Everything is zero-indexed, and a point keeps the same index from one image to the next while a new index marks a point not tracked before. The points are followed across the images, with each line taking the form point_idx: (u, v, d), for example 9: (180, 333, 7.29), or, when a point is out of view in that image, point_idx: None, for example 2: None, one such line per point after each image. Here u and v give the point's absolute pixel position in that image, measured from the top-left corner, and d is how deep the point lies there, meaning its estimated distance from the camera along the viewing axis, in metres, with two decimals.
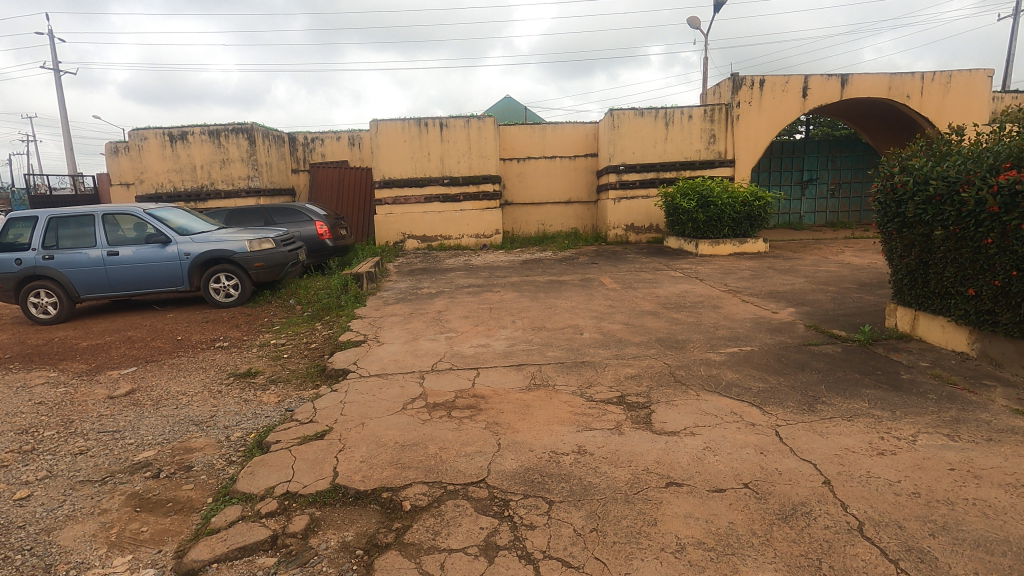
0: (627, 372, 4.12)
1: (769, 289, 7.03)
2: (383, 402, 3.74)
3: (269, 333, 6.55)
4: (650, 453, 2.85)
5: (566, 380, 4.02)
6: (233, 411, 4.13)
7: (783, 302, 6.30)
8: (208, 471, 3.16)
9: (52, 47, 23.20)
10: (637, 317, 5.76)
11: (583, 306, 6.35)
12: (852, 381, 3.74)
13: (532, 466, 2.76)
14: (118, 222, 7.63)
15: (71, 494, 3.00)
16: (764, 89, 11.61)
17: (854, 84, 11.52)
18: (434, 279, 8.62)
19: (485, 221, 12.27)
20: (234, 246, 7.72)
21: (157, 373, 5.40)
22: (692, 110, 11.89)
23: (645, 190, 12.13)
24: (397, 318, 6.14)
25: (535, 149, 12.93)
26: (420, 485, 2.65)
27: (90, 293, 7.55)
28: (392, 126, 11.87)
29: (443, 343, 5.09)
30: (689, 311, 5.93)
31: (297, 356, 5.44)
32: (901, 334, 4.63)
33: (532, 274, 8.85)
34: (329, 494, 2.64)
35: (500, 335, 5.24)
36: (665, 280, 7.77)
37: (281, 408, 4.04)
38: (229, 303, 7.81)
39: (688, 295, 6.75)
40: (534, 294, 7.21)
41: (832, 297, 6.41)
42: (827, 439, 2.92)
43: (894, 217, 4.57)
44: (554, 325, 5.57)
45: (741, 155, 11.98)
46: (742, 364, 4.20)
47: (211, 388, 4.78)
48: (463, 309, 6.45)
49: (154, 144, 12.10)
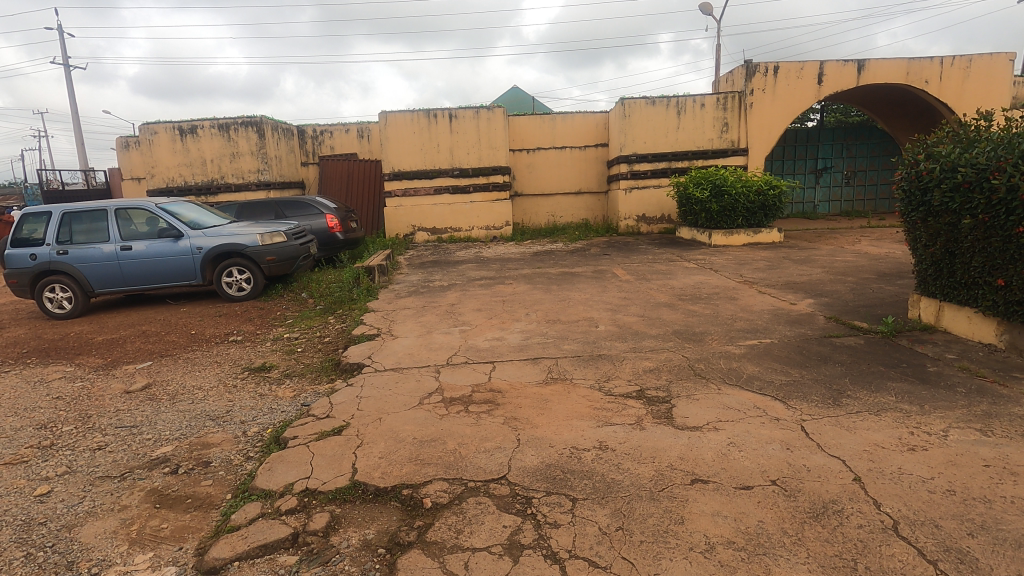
0: (645, 366, 4.06)
1: (785, 280, 6.92)
2: (399, 396, 3.71)
3: (282, 326, 6.55)
4: (673, 449, 2.80)
5: (584, 374, 3.98)
6: (248, 405, 4.13)
7: (801, 293, 6.20)
8: (227, 467, 3.15)
9: (60, 41, 23.06)
10: (653, 310, 5.69)
11: (596, 298, 6.29)
12: (877, 374, 3.66)
13: (554, 463, 2.72)
14: (130, 217, 7.64)
15: (91, 490, 3.00)
16: (778, 77, 11.43)
17: (871, 70, 11.30)
18: (446, 271, 8.58)
19: (495, 212, 12.19)
20: (246, 239, 7.71)
21: (172, 368, 5.41)
22: (704, 98, 11.72)
23: (657, 180, 11.99)
24: (410, 312, 6.10)
25: (545, 140, 12.82)
26: (440, 482, 2.61)
27: (105, 288, 7.59)
28: (401, 118, 11.80)
29: (457, 336, 5.05)
30: (706, 303, 5.84)
31: (311, 350, 5.42)
32: (925, 326, 4.53)
33: (545, 266, 8.79)
34: (348, 491, 2.61)
35: (515, 328, 5.20)
36: (679, 272, 7.67)
37: (297, 403, 4.03)
38: (241, 297, 7.81)
39: (703, 286, 6.67)
40: (546, 286, 7.15)
41: (851, 288, 6.30)
42: (855, 434, 2.85)
43: (919, 206, 4.44)
44: (569, 318, 5.51)
45: (755, 143, 11.82)
46: (763, 357, 4.12)
47: (227, 383, 4.78)
48: (476, 302, 6.41)
49: (165, 138, 12.12)
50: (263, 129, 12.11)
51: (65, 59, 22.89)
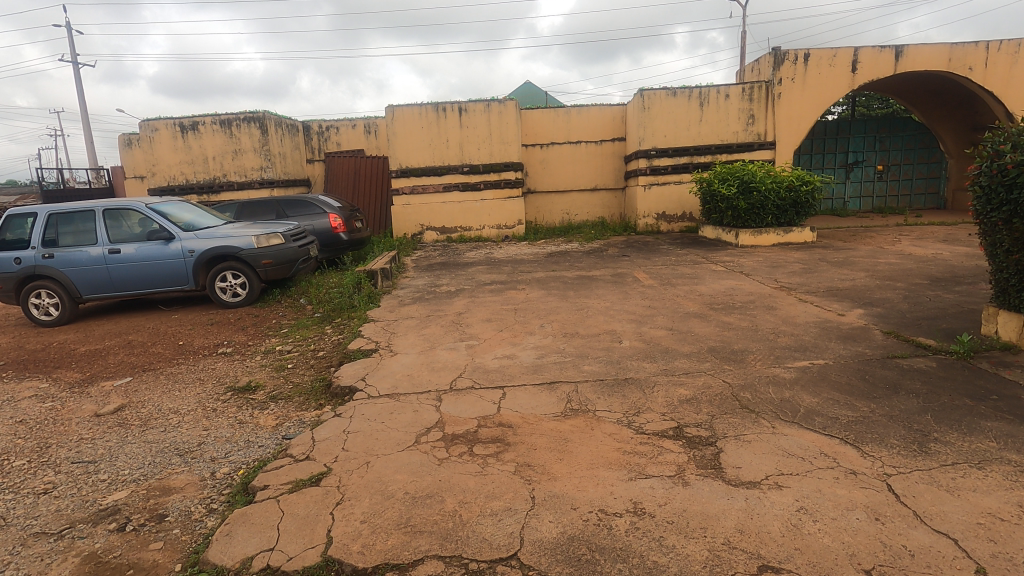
0: (681, 395, 3.46)
1: (826, 286, 6.26)
2: (392, 432, 3.16)
3: (276, 337, 6.07)
4: (727, 517, 2.23)
5: (609, 404, 3.39)
6: (224, 437, 3.62)
7: (848, 301, 5.55)
8: (183, 523, 2.64)
9: (70, 38, 22.94)
10: (682, 321, 5.09)
11: (618, 307, 5.70)
12: (965, 410, 3.04)
13: (578, 536, 2.16)
14: (120, 218, 7.20)
15: (19, 555, 2.50)
16: (809, 65, 10.73)
17: (910, 56, 10.55)
18: (454, 275, 8.03)
19: (507, 211, 11.61)
20: (241, 241, 7.21)
21: (151, 385, 4.93)
22: (729, 89, 11.04)
23: (678, 175, 11.32)
24: (413, 322, 5.55)
25: (559, 135, 12.21)
26: (434, 563, 2.07)
27: (93, 294, 7.16)
28: (409, 112, 11.28)
29: (463, 353, 4.50)
30: (742, 314, 5.22)
31: (302, 367, 4.91)
32: (1006, 345, 3.89)
33: (560, 268, 8.20)
34: (319, 572, 2.08)
35: (528, 344, 4.62)
36: (707, 276, 7.05)
37: (278, 436, 3.50)
38: (236, 303, 7.31)
39: (736, 293, 6.04)
40: (563, 292, 6.56)
41: (904, 296, 5.63)
42: (960, 499, 2.25)
43: (1002, 205, 3.79)
44: (588, 331, 4.93)
45: (783, 136, 11.14)
46: (819, 383, 3.51)
47: (206, 405, 4.28)
48: (486, 310, 5.84)
49: (166, 135, 11.72)
50: (266, 125, 11.67)
51: (74, 57, 22.81)
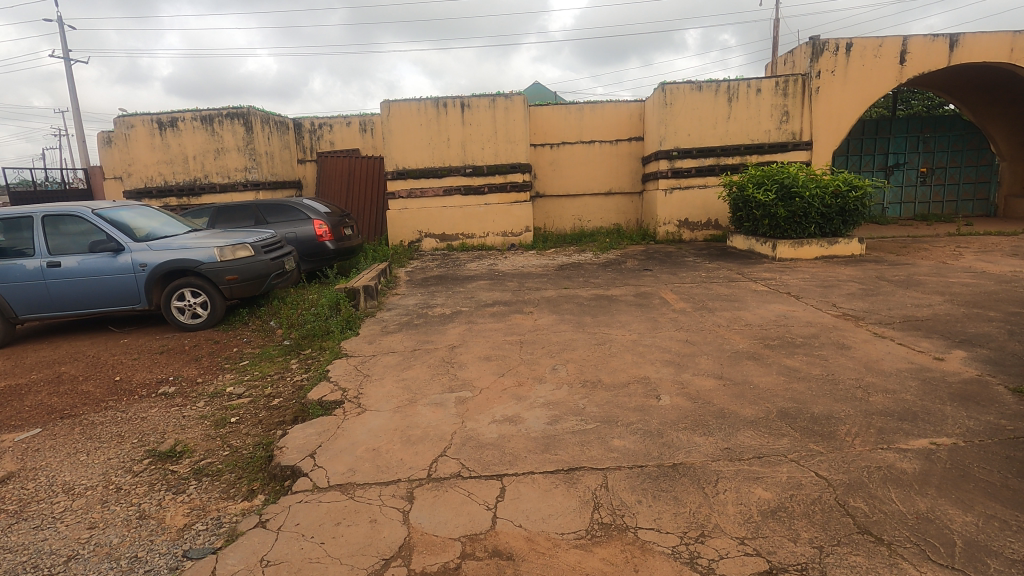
0: (762, 501, 2.37)
1: (902, 314, 5.14)
2: (332, 570, 2.09)
3: (232, 371, 5.02)
4: None
5: (656, 517, 2.30)
6: (107, 546, 2.56)
7: (940, 338, 4.41)
8: None
9: (62, 34, 22.18)
10: (733, 365, 4.00)
11: (647, 342, 4.59)
12: None
13: None
14: (63, 226, 6.21)
15: None
16: (851, 56, 9.60)
17: (965, 47, 9.40)
18: (452, 292, 6.98)
19: (513, 216, 10.55)
20: (201, 254, 6.18)
21: (57, 443, 3.86)
22: (760, 82, 9.93)
23: (703, 178, 10.20)
24: (394, 360, 4.46)
25: (571, 133, 11.13)
26: None
27: (31, 314, 6.15)
28: (406, 107, 10.25)
29: (450, 413, 3.40)
30: (809, 356, 4.10)
31: (249, 422, 3.85)
32: None
33: (573, 285, 7.11)
34: None
35: (536, 399, 3.54)
36: (748, 298, 5.92)
37: (178, 551, 2.44)
38: (195, 325, 6.27)
39: (792, 324, 4.93)
40: (578, 318, 5.46)
41: (1008, 330, 4.49)
42: None
43: None
44: (614, 378, 3.84)
45: (821, 135, 10.01)
46: (963, 486, 2.40)
47: (110, 481, 3.23)
48: (485, 344, 4.75)
49: (142, 132, 10.74)
50: (250, 122, 10.67)
51: (65, 52, 22.03)
